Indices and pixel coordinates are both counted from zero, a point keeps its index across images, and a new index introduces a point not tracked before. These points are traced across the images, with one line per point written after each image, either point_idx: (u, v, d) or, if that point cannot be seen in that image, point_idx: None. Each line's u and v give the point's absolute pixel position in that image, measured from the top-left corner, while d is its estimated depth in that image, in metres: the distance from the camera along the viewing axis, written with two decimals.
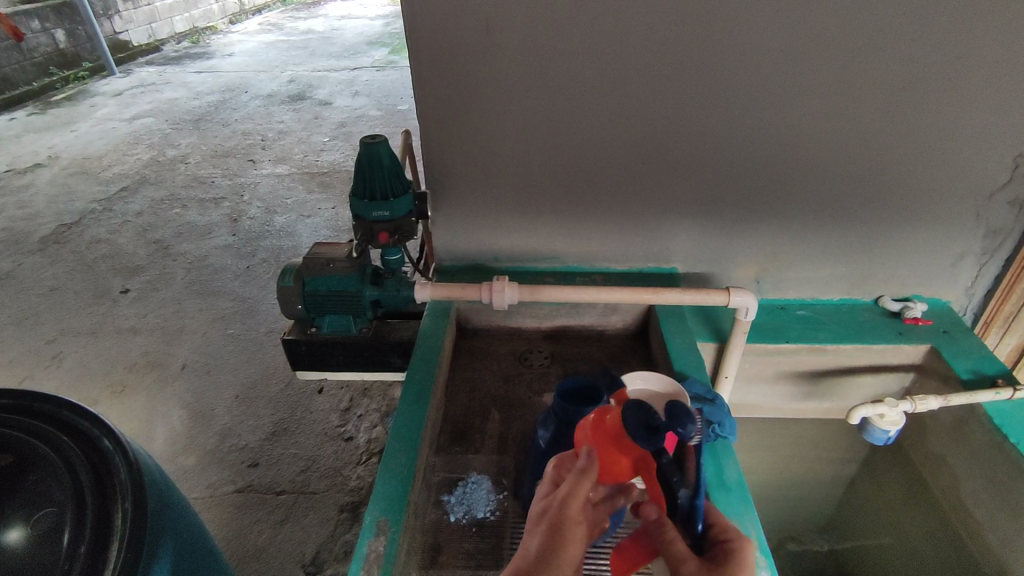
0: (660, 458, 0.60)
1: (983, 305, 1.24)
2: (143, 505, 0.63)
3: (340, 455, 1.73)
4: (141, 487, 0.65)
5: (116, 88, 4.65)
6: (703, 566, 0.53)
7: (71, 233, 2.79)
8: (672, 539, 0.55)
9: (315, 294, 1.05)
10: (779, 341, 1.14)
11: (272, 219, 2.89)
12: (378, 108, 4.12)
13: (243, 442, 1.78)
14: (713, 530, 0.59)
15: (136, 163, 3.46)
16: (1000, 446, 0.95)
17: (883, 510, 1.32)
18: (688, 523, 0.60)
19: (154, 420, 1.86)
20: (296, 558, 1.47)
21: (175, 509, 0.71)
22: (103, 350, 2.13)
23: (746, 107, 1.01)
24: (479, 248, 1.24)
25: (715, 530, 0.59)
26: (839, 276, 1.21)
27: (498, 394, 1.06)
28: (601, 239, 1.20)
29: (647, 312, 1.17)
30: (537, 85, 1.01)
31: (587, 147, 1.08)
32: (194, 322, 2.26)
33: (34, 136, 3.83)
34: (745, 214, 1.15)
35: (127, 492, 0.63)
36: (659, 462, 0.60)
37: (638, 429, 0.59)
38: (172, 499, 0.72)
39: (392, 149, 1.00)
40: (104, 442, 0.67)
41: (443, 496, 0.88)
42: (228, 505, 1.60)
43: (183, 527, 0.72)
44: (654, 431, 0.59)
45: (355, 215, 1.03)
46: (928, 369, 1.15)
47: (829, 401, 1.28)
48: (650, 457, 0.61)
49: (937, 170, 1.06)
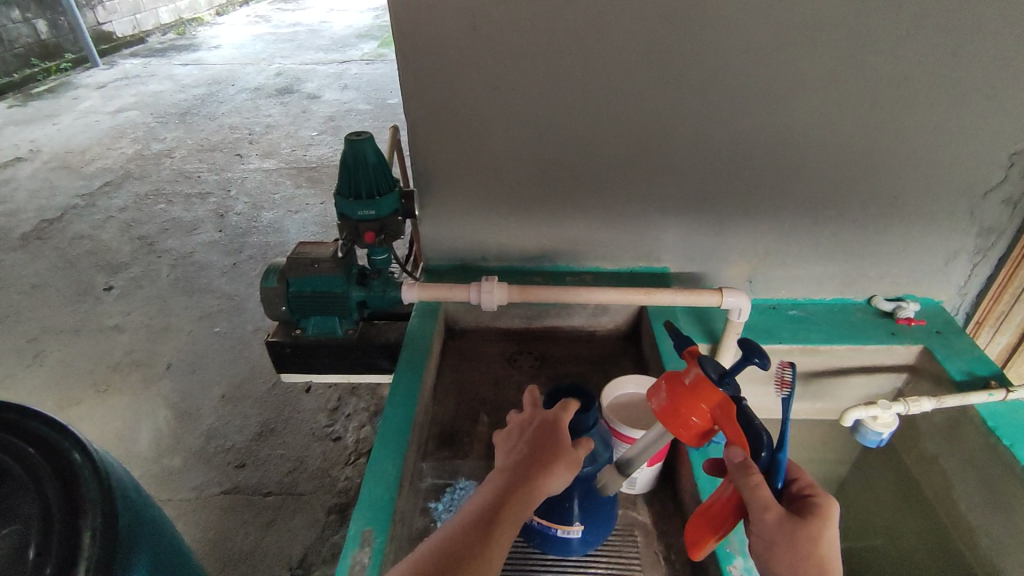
0: (740, 402, 0.63)
1: (975, 305, 1.24)
2: (113, 522, 0.60)
3: (328, 456, 1.71)
4: (111, 503, 0.61)
5: (99, 80, 4.56)
6: (785, 514, 0.57)
7: (53, 229, 2.74)
8: (758, 485, 0.57)
9: (299, 296, 1.02)
10: (772, 342, 1.13)
11: (259, 215, 2.85)
12: (367, 102, 4.07)
13: (230, 443, 1.75)
14: (797, 484, 0.62)
15: (120, 157, 3.40)
16: (993, 448, 0.94)
17: (873, 510, 1.32)
18: (770, 476, 0.61)
19: (137, 420, 1.82)
20: (284, 560, 1.45)
21: (147, 522, 0.68)
22: (85, 349, 2.08)
23: (739, 104, 1.00)
24: (468, 247, 1.22)
25: (798, 485, 0.62)
26: (832, 276, 1.20)
27: (487, 397, 1.04)
28: (592, 238, 1.18)
29: (638, 313, 1.15)
30: (529, 79, 0.99)
31: (578, 144, 1.06)
32: (180, 320, 2.22)
33: (15, 130, 3.74)
34: (738, 213, 1.13)
35: (95, 508, 0.60)
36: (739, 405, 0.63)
37: (715, 372, 0.62)
38: (147, 511, 0.69)
39: (378, 147, 0.97)
40: (73, 455, 0.63)
41: (431, 503, 0.85)
42: (214, 507, 1.57)
43: (157, 540, 0.69)
44: (729, 376, 0.62)
45: (340, 214, 1.01)
46: (921, 370, 1.14)
47: (822, 401, 1.28)
48: (730, 401, 0.62)
49: (930, 169, 1.05)
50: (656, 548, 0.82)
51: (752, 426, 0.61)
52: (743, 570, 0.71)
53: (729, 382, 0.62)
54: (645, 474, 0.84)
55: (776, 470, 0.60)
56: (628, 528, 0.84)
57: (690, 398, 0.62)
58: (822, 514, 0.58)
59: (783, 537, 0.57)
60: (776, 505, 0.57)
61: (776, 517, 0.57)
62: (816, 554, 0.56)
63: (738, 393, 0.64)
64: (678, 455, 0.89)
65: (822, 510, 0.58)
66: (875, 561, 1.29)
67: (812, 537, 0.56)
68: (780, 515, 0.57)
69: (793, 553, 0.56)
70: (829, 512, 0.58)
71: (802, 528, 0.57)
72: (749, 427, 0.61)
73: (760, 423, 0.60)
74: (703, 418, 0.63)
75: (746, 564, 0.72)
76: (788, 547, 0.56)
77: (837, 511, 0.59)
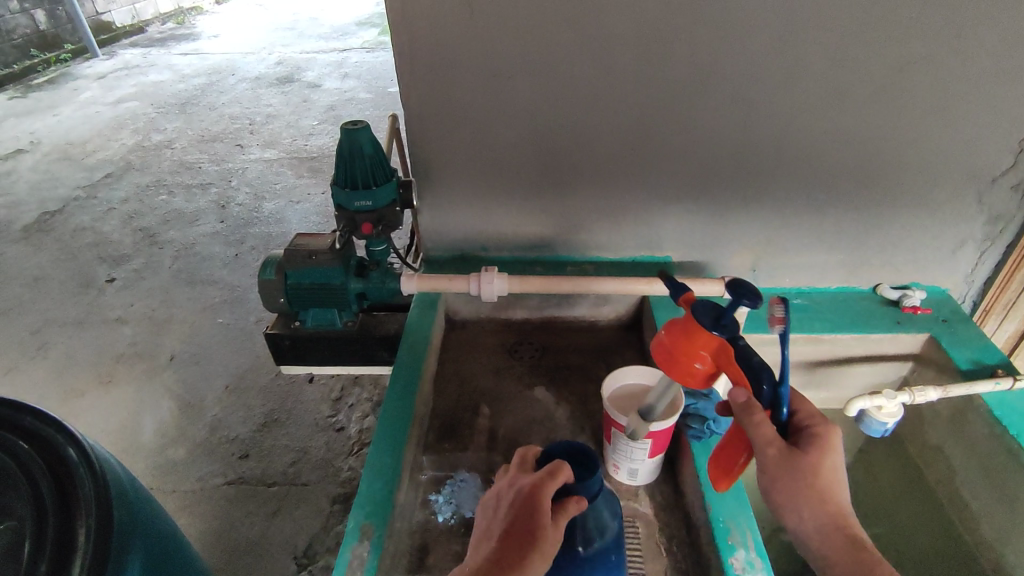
0: (737, 341, 0.62)
1: (982, 292, 1.22)
2: (108, 519, 0.60)
3: (332, 446, 1.71)
4: (106, 500, 0.61)
5: (99, 71, 4.53)
6: (786, 448, 0.60)
7: (55, 221, 2.73)
8: (760, 423, 0.60)
9: (298, 288, 1.02)
10: (776, 331, 1.11)
11: (261, 206, 2.84)
12: (368, 91, 4.04)
13: (233, 434, 1.75)
14: (798, 415, 0.64)
15: (121, 148, 3.39)
16: (998, 437, 0.93)
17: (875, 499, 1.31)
18: (774, 409, 0.63)
19: (141, 411, 1.83)
20: (288, 549, 1.46)
21: (142, 518, 0.68)
22: (88, 341, 2.09)
23: (742, 90, 0.98)
24: (468, 237, 1.20)
25: (799, 417, 0.64)
26: (837, 264, 1.19)
27: (488, 388, 1.03)
28: (594, 227, 1.17)
29: (640, 303, 1.14)
30: (528, 66, 0.97)
31: (579, 131, 1.04)
32: (182, 311, 2.22)
33: (15, 121, 3.73)
34: (741, 201, 1.11)
35: (91, 506, 0.60)
36: (737, 345, 0.62)
37: (707, 321, 0.62)
38: (142, 507, 0.69)
39: (375, 137, 0.96)
40: (69, 452, 0.63)
41: (431, 496, 0.85)
42: (218, 497, 1.58)
43: (152, 537, 0.69)
44: (724, 320, 0.61)
45: (337, 205, 1.00)
46: (926, 359, 1.13)
47: (826, 390, 1.26)
48: (727, 343, 0.63)
49: (938, 155, 1.03)
50: (657, 539, 0.81)
51: (752, 365, 0.61)
52: (746, 563, 0.70)
53: (725, 327, 0.61)
54: (647, 466, 0.84)
55: (779, 403, 0.62)
56: (630, 519, 0.83)
57: (689, 347, 0.65)
58: (825, 445, 0.61)
59: (781, 471, 0.60)
60: (778, 440, 0.60)
61: (778, 450, 0.60)
62: (818, 484, 0.59)
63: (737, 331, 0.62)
64: (681, 446, 0.88)
65: (822, 441, 0.61)
66: None
67: (812, 468, 0.59)
68: (780, 448, 0.60)
69: (795, 485, 0.59)
70: (830, 441, 0.61)
71: (803, 459, 0.60)
72: (750, 364, 0.61)
73: (760, 361, 0.60)
74: (707, 363, 0.65)
75: (748, 556, 0.71)
76: (792, 481, 0.59)
77: (839, 439, 0.61)
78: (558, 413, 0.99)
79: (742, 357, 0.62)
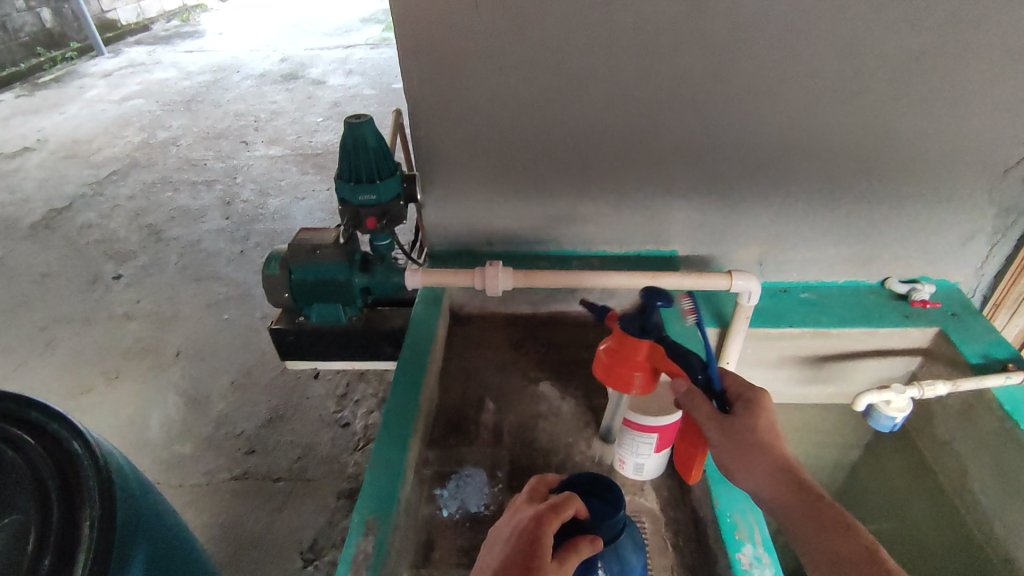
0: (664, 341, 0.73)
1: (993, 286, 1.20)
2: (111, 514, 0.60)
3: (337, 442, 1.71)
4: (110, 495, 0.61)
5: (105, 69, 4.55)
6: (725, 420, 0.65)
7: (61, 218, 2.74)
8: (700, 403, 0.67)
9: (302, 283, 1.01)
10: (783, 325, 1.10)
11: (266, 202, 2.84)
12: (372, 87, 4.03)
13: (239, 430, 1.76)
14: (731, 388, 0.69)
15: (127, 146, 3.40)
16: (1009, 432, 0.92)
17: (883, 496, 1.29)
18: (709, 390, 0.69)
19: (148, 408, 1.83)
20: (294, 545, 1.46)
21: (147, 513, 0.67)
22: (95, 337, 2.09)
23: (749, 82, 0.97)
24: (473, 232, 1.20)
25: (730, 389, 0.69)
26: (845, 258, 1.18)
27: (493, 383, 1.03)
28: (599, 221, 1.16)
29: (646, 297, 1.13)
30: (532, 59, 0.96)
31: (584, 124, 1.03)
32: (188, 308, 2.22)
33: (22, 119, 3.75)
34: (748, 194, 1.10)
35: (94, 501, 0.60)
36: (664, 344, 0.73)
37: (633, 328, 0.73)
38: (147, 503, 0.69)
39: (379, 131, 0.96)
40: (73, 446, 0.63)
41: (436, 490, 0.85)
42: (224, 493, 1.59)
43: (157, 532, 0.68)
44: (647, 325, 0.72)
45: (341, 199, 0.99)
46: (935, 354, 1.12)
47: (834, 385, 1.24)
48: (656, 345, 0.73)
49: (949, 146, 1.02)
50: (664, 534, 0.81)
51: (680, 355, 0.70)
52: (754, 558, 0.70)
53: (648, 329, 0.72)
54: (654, 462, 0.83)
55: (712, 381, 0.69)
56: (635, 514, 0.83)
57: (627, 356, 0.74)
58: (755, 405, 0.66)
59: (727, 442, 0.64)
60: (716, 414, 0.66)
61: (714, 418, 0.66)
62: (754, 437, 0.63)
63: (661, 333, 0.73)
64: None
65: (753, 404, 0.66)
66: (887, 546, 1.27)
67: (746, 426, 0.64)
68: (721, 421, 0.65)
69: (745, 450, 0.62)
70: (760, 401, 0.66)
71: (735, 420, 0.65)
72: (678, 355, 0.71)
73: (684, 348, 0.70)
74: (647, 369, 0.75)
75: (756, 551, 0.71)
76: (742, 449, 0.63)
77: (769, 400, 0.66)
78: (564, 408, 0.98)
79: (671, 353, 0.71)
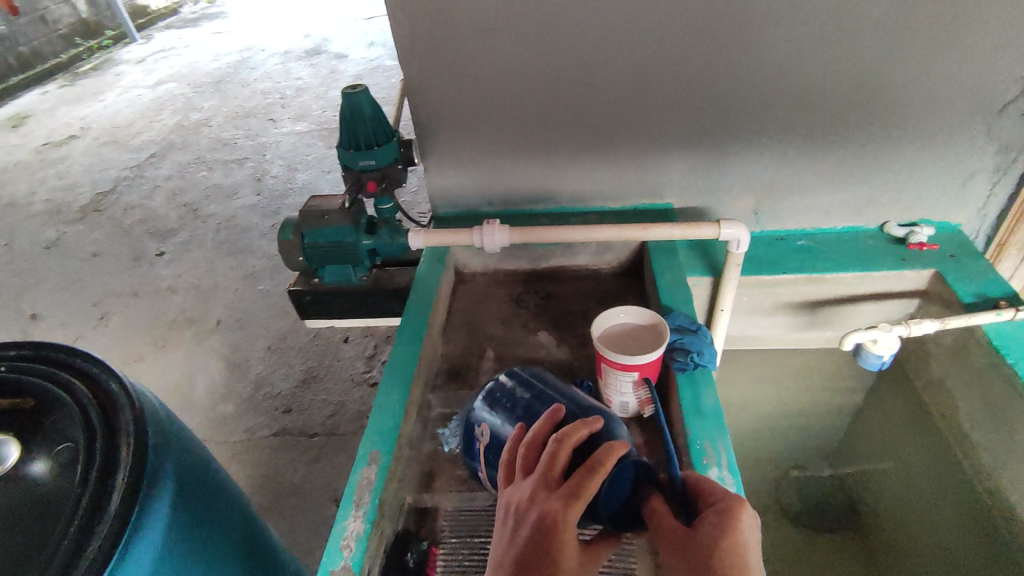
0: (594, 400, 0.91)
1: (996, 228, 1.18)
2: (145, 442, 0.67)
3: (367, 400, 1.83)
4: (142, 421, 0.68)
5: (138, 54, 4.70)
6: (677, 529, 0.55)
7: (106, 201, 2.91)
8: (652, 509, 0.58)
9: (313, 246, 1.09)
10: (776, 273, 1.13)
11: (294, 177, 2.95)
12: (393, 57, 4.07)
13: (276, 390, 1.89)
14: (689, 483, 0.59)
15: (162, 129, 3.55)
16: (999, 367, 0.92)
17: (883, 438, 1.31)
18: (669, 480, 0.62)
19: (193, 371, 1.98)
20: (329, 492, 1.59)
21: (180, 444, 0.75)
22: (143, 310, 2.25)
23: (732, 30, 0.98)
24: (473, 194, 1.25)
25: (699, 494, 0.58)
26: (842, 204, 1.18)
27: (494, 334, 1.10)
28: (595, 178, 1.20)
29: (641, 250, 1.17)
30: (516, 19, 1.00)
31: (571, 80, 1.06)
32: (226, 280, 2.36)
33: (66, 108, 3.93)
34: (739, 143, 1.12)
35: (130, 427, 0.67)
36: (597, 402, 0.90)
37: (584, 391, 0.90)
38: (179, 434, 0.76)
39: (373, 98, 1.03)
40: (111, 386, 0.71)
41: (438, 429, 0.92)
42: (265, 446, 1.72)
43: (191, 461, 0.76)
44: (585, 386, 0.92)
45: (344, 166, 1.06)
46: (932, 295, 1.13)
47: (832, 331, 1.26)
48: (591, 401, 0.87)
49: (941, 84, 1.01)
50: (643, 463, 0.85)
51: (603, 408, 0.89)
52: (718, 479, 0.72)
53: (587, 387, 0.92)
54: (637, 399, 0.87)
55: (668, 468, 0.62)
56: None
57: None
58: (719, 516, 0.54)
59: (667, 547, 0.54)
60: (663, 520, 0.56)
61: (663, 532, 0.55)
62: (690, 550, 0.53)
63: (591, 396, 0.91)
64: (667, 380, 0.90)
65: (715, 518, 0.54)
66: (884, 484, 1.30)
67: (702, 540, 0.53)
68: (672, 528, 0.55)
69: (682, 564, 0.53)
70: (731, 520, 0.53)
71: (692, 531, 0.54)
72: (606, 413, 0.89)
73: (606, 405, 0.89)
74: None
75: (721, 473, 0.73)
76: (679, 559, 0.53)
77: (743, 516, 0.53)
78: (559, 356, 1.04)
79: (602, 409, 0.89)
